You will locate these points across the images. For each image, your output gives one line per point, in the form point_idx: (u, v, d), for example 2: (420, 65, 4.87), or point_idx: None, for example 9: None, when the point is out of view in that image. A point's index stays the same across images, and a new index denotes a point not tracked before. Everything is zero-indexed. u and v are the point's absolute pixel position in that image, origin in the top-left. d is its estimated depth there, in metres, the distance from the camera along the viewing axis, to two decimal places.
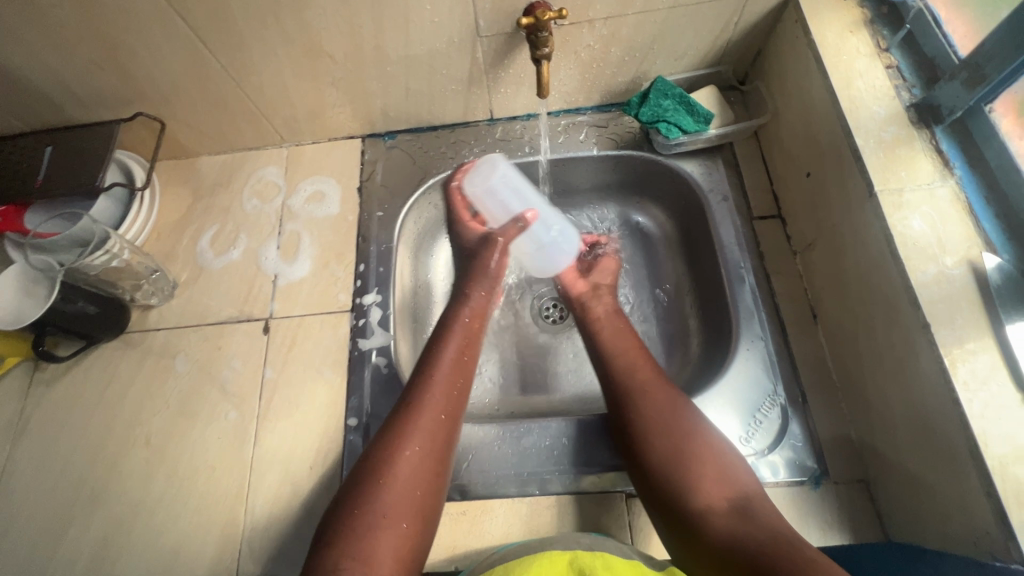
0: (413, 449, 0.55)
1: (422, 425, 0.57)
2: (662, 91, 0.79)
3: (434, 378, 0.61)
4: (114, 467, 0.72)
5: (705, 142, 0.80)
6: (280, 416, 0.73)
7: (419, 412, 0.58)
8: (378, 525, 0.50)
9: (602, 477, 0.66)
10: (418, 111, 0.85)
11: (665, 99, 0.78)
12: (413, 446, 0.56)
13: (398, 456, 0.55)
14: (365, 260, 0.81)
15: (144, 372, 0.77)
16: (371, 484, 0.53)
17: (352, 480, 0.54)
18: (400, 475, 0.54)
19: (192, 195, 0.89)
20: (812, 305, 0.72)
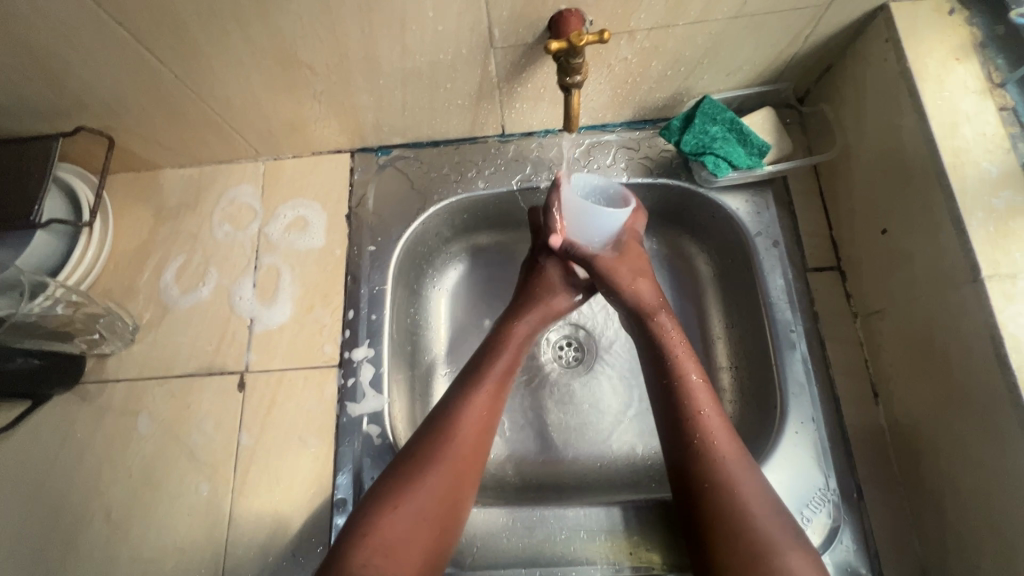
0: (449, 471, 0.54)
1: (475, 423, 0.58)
2: (709, 114, 0.66)
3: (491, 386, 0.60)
4: (71, 545, 0.64)
5: (757, 176, 0.69)
6: (257, 493, 0.64)
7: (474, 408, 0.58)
8: (414, 518, 0.51)
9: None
10: (417, 126, 0.72)
11: (714, 125, 0.66)
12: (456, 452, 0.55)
13: (437, 475, 0.54)
14: (354, 306, 0.70)
15: (101, 433, 0.68)
16: (415, 484, 0.53)
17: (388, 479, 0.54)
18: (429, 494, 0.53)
19: (154, 218, 0.77)
20: (873, 381, 0.62)
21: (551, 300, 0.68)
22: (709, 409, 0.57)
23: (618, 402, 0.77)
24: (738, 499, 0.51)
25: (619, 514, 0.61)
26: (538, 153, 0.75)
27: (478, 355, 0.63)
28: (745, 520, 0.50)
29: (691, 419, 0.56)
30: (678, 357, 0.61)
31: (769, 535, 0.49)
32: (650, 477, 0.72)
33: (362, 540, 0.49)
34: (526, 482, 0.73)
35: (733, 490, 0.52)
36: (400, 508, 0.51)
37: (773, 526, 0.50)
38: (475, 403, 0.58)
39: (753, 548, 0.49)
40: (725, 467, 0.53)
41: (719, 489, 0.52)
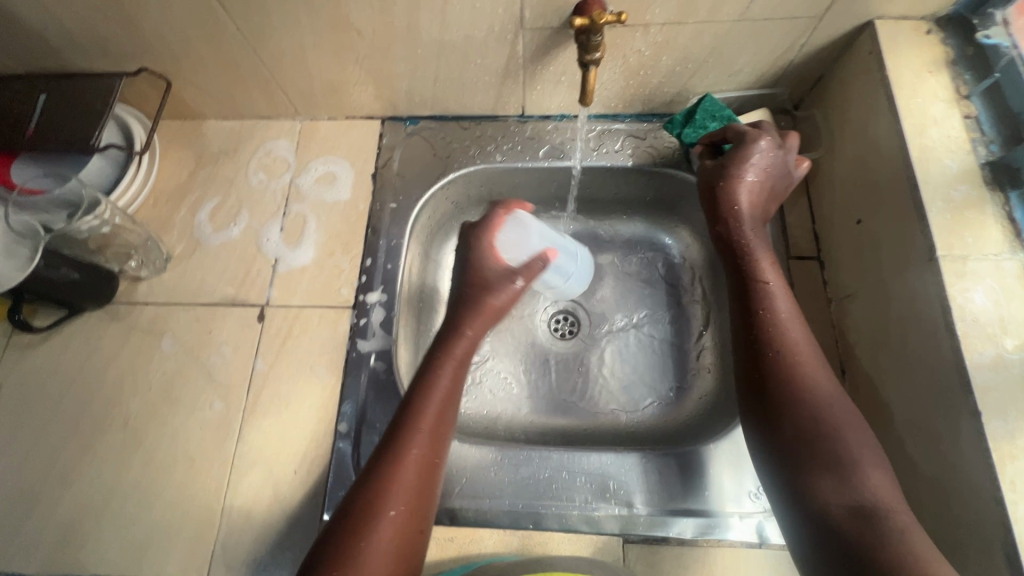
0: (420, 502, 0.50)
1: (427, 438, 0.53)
2: (709, 111, 0.73)
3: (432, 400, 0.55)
4: (89, 447, 0.68)
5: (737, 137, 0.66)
6: (266, 415, 0.69)
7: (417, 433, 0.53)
8: (391, 529, 0.47)
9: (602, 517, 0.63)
10: (445, 98, 0.79)
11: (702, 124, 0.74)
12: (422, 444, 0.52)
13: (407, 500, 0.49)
14: (372, 255, 0.76)
15: (127, 349, 0.73)
16: (370, 516, 0.47)
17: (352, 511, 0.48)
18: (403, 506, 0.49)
19: (195, 162, 0.83)
20: (841, 359, 0.67)
21: (491, 301, 0.63)
22: (808, 363, 0.55)
23: (606, 372, 0.82)
24: (805, 407, 0.52)
25: (605, 461, 0.66)
26: (554, 134, 0.82)
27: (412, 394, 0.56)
28: (811, 418, 0.52)
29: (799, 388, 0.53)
30: (759, 269, 0.62)
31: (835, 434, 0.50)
32: (630, 440, 0.77)
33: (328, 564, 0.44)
34: (515, 437, 0.77)
35: (799, 396, 0.53)
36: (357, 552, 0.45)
37: (848, 433, 0.50)
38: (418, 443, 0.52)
39: (813, 448, 0.50)
40: (820, 419, 0.51)
41: (777, 392, 0.54)
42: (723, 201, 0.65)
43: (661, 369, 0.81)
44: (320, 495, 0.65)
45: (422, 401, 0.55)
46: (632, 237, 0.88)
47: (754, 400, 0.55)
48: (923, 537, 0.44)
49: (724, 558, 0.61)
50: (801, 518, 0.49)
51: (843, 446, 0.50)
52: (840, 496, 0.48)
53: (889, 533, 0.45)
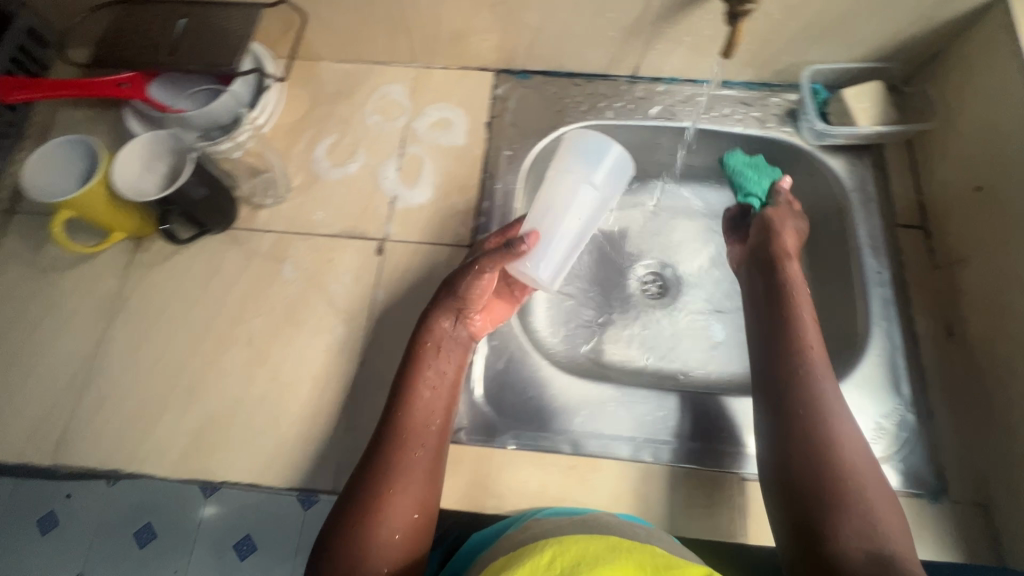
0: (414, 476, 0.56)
1: (419, 443, 0.58)
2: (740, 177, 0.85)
3: (417, 407, 0.59)
4: (214, 362, 0.70)
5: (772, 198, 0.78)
6: (388, 341, 0.71)
7: (406, 441, 0.57)
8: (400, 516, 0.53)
9: (701, 467, 0.65)
10: (564, 53, 0.82)
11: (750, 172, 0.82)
12: (419, 448, 0.58)
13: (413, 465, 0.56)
14: (488, 198, 0.78)
15: (249, 272, 0.75)
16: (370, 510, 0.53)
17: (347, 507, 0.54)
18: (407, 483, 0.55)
19: (312, 100, 0.85)
20: (949, 322, 0.70)
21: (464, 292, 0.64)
22: (836, 416, 0.59)
23: (695, 333, 0.84)
24: (823, 446, 0.57)
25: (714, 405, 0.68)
26: (664, 96, 0.84)
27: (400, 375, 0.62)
28: (833, 460, 0.56)
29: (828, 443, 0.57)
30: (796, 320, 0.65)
31: (851, 479, 0.55)
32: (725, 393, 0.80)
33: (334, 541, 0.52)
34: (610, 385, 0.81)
35: (825, 446, 0.57)
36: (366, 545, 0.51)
37: (859, 479, 0.55)
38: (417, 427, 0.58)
39: (829, 495, 0.54)
40: (845, 475, 0.55)
41: (806, 428, 0.58)
42: (773, 246, 0.72)
43: None
44: None
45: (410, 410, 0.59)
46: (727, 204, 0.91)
47: (782, 444, 0.59)
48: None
49: None
50: (812, 554, 0.52)
51: (858, 490, 0.54)
52: (857, 535, 0.51)
53: None
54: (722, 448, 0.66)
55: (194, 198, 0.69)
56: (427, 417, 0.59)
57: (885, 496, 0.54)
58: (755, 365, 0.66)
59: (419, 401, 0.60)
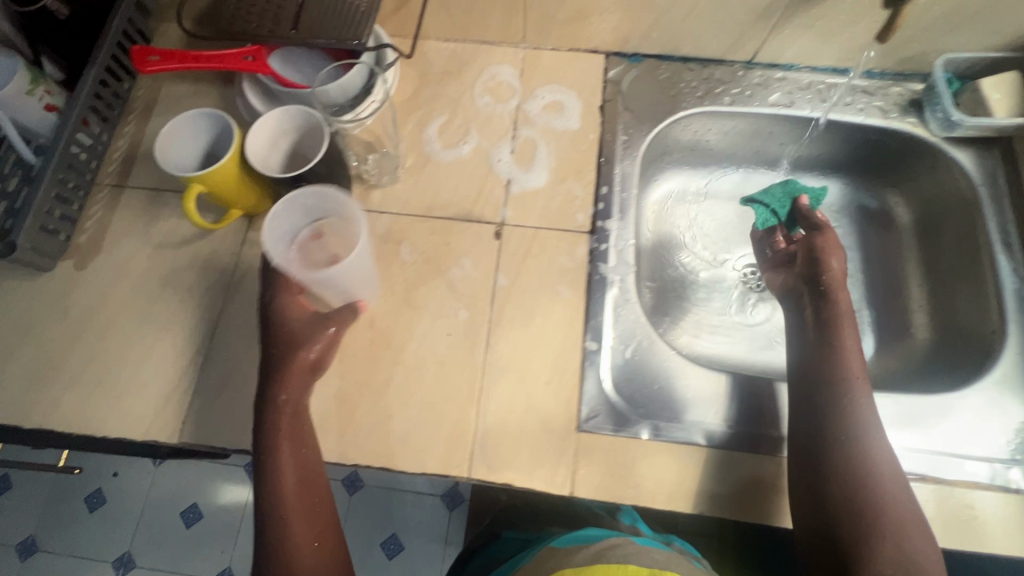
0: (276, 487, 0.58)
1: (301, 466, 0.60)
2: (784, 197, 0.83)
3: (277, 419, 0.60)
4: (337, 344, 0.69)
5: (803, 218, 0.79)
6: (513, 327, 0.69)
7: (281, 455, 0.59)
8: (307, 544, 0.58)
9: None
10: (685, 36, 0.79)
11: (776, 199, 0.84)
12: (296, 467, 0.59)
13: (284, 501, 0.58)
14: (607, 183, 0.76)
15: (367, 253, 0.74)
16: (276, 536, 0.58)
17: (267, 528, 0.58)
18: (297, 514, 0.58)
19: (420, 79, 0.83)
20: None
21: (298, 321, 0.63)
22: (864, 454, 0.59)
23: None
24: (856, 478, 0.57)
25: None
26: (783, 83, 0.82)
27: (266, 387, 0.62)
28: (866, 498, 0.56)
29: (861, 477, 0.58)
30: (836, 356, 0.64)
31: (882, 510, 0.56)
32: None
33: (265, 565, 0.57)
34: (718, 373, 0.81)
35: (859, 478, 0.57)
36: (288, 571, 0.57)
37: (890, 514, 0.56)
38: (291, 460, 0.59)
39: (851, 534, 0.55)
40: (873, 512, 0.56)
41: (837, 464, 0.58)
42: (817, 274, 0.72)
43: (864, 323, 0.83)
44: (576, 406, 0.66)
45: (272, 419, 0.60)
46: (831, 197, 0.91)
47: (809, 479, 0.59)
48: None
49: (991, 498, 0.62)
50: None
51: (890, 520, 0.55)
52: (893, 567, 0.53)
53: None
54: None
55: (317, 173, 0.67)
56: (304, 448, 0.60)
57: (915, 525, 0.56)
58: (789, 387, 0.66)
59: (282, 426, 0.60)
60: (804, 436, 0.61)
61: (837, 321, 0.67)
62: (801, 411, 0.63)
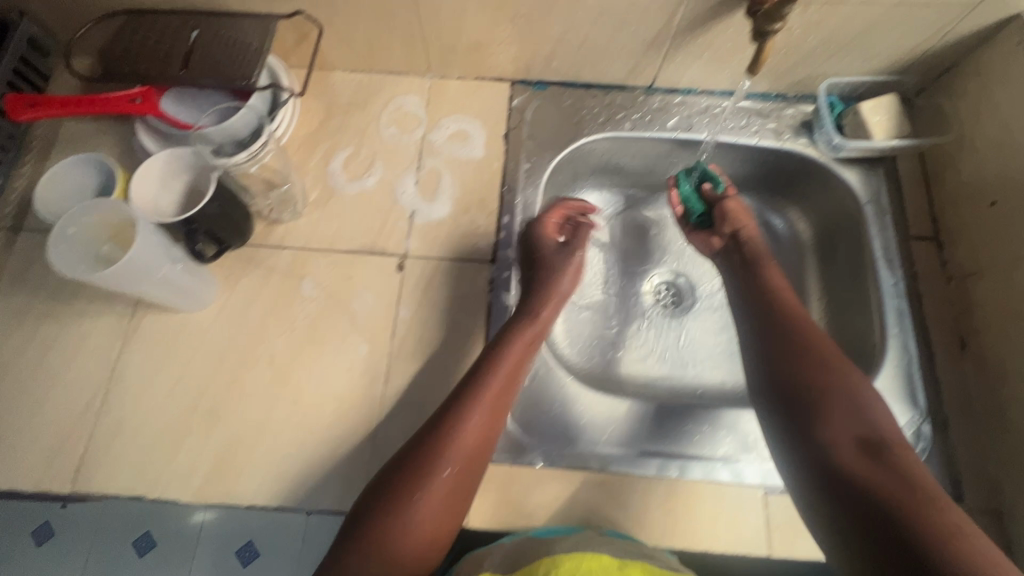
0: (445, 421, 0.57)
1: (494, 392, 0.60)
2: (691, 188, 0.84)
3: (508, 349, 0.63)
4: (237, 383, 0.69)
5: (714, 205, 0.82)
6: (413, 359, 0.70)
7: (494, 370, 0.61)
8: (448, 480, 0.55)
9: (698, 482, 0.65)
10: (582, 65, 0.81)
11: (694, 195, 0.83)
12: (493, 379, 0.61)
13: (451, 423, 0.57)
14: (508, 213, 0.78)
15: (267, 290, 0.74)
16: (418, 461, 0.55)
17: (404, 458, 0.56)
18: (461, 451, 0.56)
19: (325, 112, 0.84)
20: (961, 334, 0.72)
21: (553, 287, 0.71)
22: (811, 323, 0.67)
23: (708, 342, 0.87)
24: (809, 342, 0.65)
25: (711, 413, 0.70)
26: (681, 108, 0.84)
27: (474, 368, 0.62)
28: (827, 365, 0.62)
29: (815, 348, 0.64)
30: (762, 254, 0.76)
31: (835, 386, 0.61)
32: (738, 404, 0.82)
33: (387, 499, 0.53)
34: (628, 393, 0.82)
35: (810, 350, 0.64)
36: (412, 512, 0.52)
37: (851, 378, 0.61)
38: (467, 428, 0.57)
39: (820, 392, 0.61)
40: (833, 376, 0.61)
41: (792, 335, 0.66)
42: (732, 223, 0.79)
43: None
44: None
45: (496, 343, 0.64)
46: None
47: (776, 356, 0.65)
48: (920, 463, 0.55)
49: None
50: (814, 464, 0.57)
51: (853, 383, 0.61)
52: (853, 417, 0.58)
53: (897, 463, 0.54)
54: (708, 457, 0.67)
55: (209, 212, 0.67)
56: (503, 378, 0.61)
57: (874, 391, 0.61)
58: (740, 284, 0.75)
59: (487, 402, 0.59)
60: (765, 321, 0.69)
61: (760, 261, 0.75)
62: (759, 320, 0.69)
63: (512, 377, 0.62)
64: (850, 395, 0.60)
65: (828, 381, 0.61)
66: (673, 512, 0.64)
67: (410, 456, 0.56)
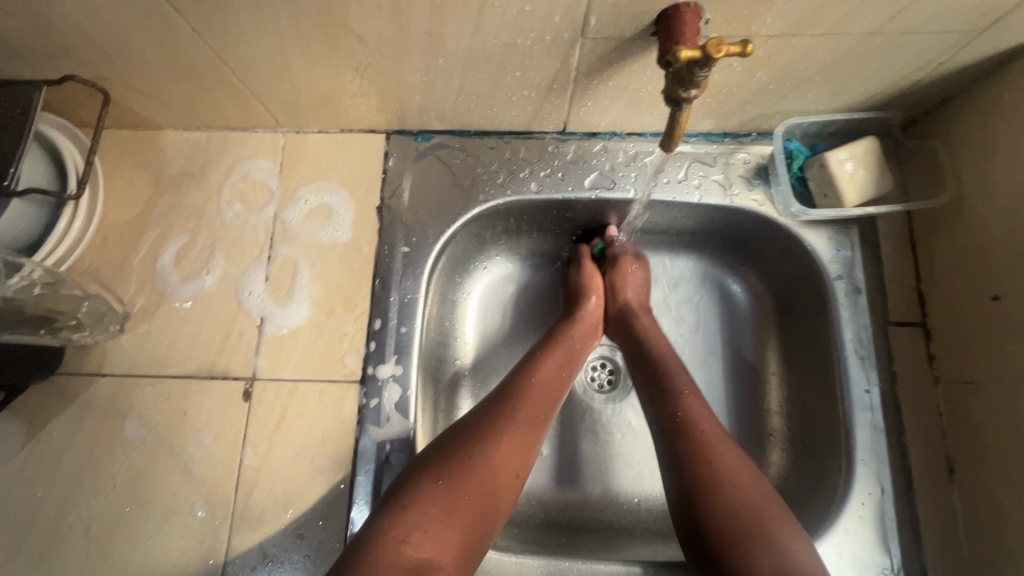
0: (493, 424, 0.52)
1: (529, 410, 0.55)
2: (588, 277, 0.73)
3: (548, 357, 0.60)
4: (43, 562, 0.56)
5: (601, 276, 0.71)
6: (260, 519, 0.57)
7: (531, 382, 0.57)
8: (482, 483, 0.49)
9: None
10: (469, 112, 0.63)
11: None
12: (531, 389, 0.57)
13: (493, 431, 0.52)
14: (381, 315, 0.62)
15: (82, 435, 0.59)
16: (465, 451, 0.50)
17: (438, 449, 0.51)
18: (500, 458, 0.51)
19: (152, 188, 0.66)
20: (949, 454, 0.57)
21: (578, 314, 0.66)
22: (710, 432, 0.53)
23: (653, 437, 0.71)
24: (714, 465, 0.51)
25: (636, 572, 0.57)
26: (603, 158, 0.66)
27: (520, 364, 0.60)
28: (733, 502, 0.48)
29: (717, 478, 0.50)
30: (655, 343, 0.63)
31: (758, 521, 0.47)
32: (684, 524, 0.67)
33: (417, 490, 0.48)
34: (550, 517, 0.67)
35: (710, 477, 0.50)
36: (446, 495, 0.47)
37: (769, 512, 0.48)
38: (506, 429, 0.53)
39: (732, 534, 0.47)
40: (744, 509, 0.48)
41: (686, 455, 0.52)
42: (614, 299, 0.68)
43: None
44: None
45: (540, 354, 0.61)
46: (684, 275, 0.75)
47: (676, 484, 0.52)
48: None
49: None
50: None
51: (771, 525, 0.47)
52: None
53: None
54: None
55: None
56: (554, 373, 0.59)
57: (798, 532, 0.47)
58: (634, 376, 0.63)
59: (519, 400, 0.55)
60: (662, 438, 0.55)
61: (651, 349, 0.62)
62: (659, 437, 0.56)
63: (558, 373, 0.60)
64: (773, 531, 0.47)
65: (742, 525, 0.47)
66: None
67: (448, 442, 0.51)
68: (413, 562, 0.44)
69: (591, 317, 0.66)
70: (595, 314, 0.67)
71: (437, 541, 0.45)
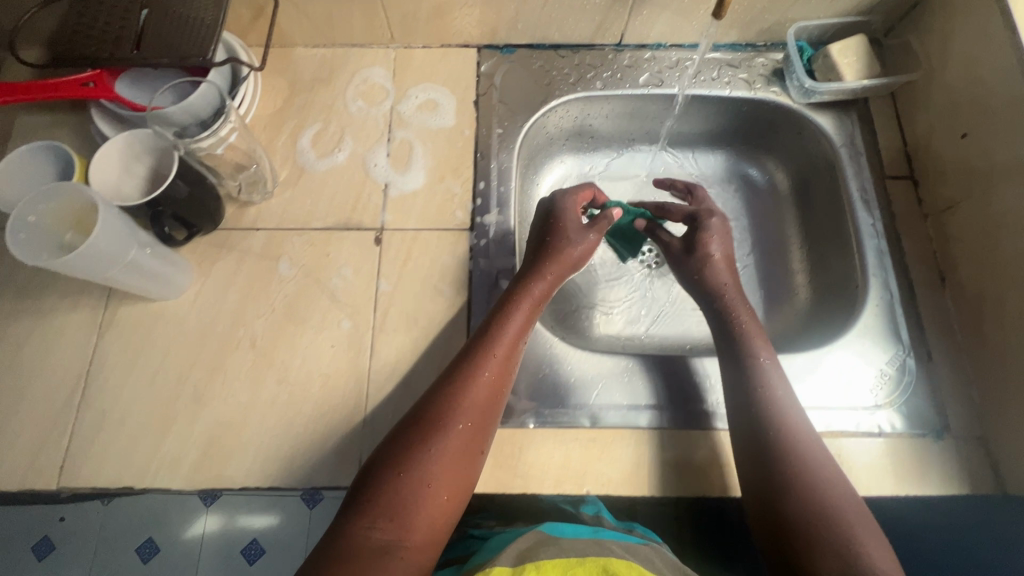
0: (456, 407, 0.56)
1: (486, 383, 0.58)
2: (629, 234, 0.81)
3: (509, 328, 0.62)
4: (218, 367, 0.68)
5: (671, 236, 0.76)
6: (397, 330, 0.70)
7: (488, 357, 0.59)
8: (446, 467, 0.53)
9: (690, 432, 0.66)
10: (549, 23, 0.80)
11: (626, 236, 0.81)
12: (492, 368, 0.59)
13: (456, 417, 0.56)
14: (484, 178, 0.77)
15: (243, 272, 0.72)
16: (428, 436, 0.54)
17: (398, 438, 0.55)
18: (455, 442, 0.54)
19: (289, 89, 0.82)
20: (940, 266, 0.73)
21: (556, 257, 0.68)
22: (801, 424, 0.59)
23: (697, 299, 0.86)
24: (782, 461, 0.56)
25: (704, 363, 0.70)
26: (652, 63, 0.83)
27: (483, 330, 0.62)
28: (808, 494, 0.54)
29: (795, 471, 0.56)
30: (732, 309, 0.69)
31: (829, 517, 0.52)
32: None
33: (381, 476, 0.52)
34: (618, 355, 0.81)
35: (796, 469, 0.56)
36: (413, 481, 0.52)
37: (828, 497, 0.54)
38: (465, 411, 0.56)
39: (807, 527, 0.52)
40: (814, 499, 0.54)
41: (760, 448, 0.58)
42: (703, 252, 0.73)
43: (753, 291, 0.85)
44: None
45: (502, 324, 0.62)
46: (714, 168, 0.92)
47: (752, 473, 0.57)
48: None
49: (861, 443, 0.64)
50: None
51: (837, 513, 0.53)
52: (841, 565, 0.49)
53: None
54: (701, 409, 0.67)
55: (178, 196, 0.65)
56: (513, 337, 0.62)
57: (859, 516, 0.53)
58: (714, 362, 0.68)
59: (477, 392, 0.57)
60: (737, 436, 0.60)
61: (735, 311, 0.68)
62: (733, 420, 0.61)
63: (517, 343, 0.62)
64: (846, 521, 0.52)
65: (823, 515, 0.52)
66: (668, 461, 0.64)
67: (408, 429, 0.55)
68: (381, 543, 0.48)
69: (567, 259, 0.69)
70: (577, 260, 0.69)
71: (414, 523, 0.50)
